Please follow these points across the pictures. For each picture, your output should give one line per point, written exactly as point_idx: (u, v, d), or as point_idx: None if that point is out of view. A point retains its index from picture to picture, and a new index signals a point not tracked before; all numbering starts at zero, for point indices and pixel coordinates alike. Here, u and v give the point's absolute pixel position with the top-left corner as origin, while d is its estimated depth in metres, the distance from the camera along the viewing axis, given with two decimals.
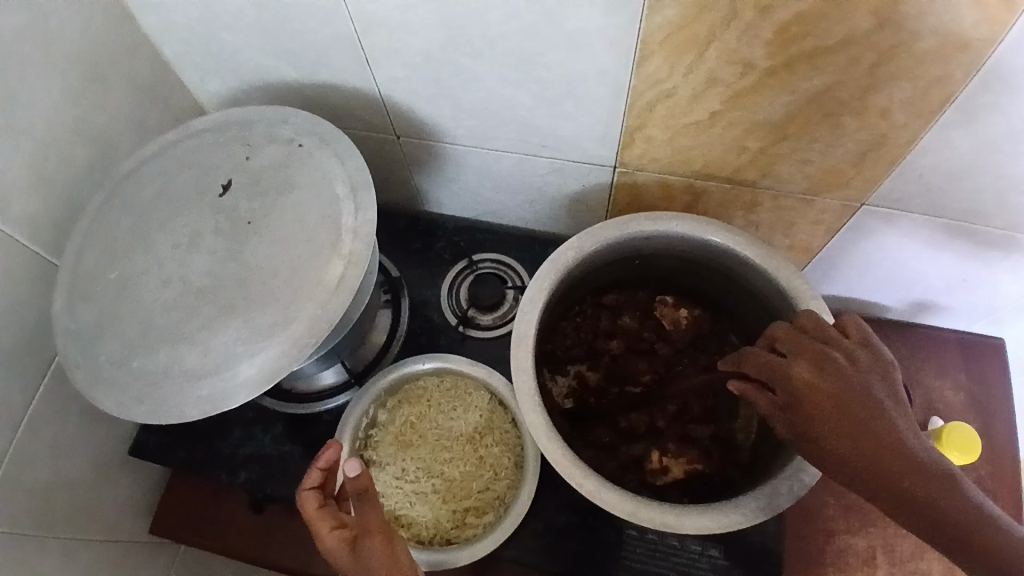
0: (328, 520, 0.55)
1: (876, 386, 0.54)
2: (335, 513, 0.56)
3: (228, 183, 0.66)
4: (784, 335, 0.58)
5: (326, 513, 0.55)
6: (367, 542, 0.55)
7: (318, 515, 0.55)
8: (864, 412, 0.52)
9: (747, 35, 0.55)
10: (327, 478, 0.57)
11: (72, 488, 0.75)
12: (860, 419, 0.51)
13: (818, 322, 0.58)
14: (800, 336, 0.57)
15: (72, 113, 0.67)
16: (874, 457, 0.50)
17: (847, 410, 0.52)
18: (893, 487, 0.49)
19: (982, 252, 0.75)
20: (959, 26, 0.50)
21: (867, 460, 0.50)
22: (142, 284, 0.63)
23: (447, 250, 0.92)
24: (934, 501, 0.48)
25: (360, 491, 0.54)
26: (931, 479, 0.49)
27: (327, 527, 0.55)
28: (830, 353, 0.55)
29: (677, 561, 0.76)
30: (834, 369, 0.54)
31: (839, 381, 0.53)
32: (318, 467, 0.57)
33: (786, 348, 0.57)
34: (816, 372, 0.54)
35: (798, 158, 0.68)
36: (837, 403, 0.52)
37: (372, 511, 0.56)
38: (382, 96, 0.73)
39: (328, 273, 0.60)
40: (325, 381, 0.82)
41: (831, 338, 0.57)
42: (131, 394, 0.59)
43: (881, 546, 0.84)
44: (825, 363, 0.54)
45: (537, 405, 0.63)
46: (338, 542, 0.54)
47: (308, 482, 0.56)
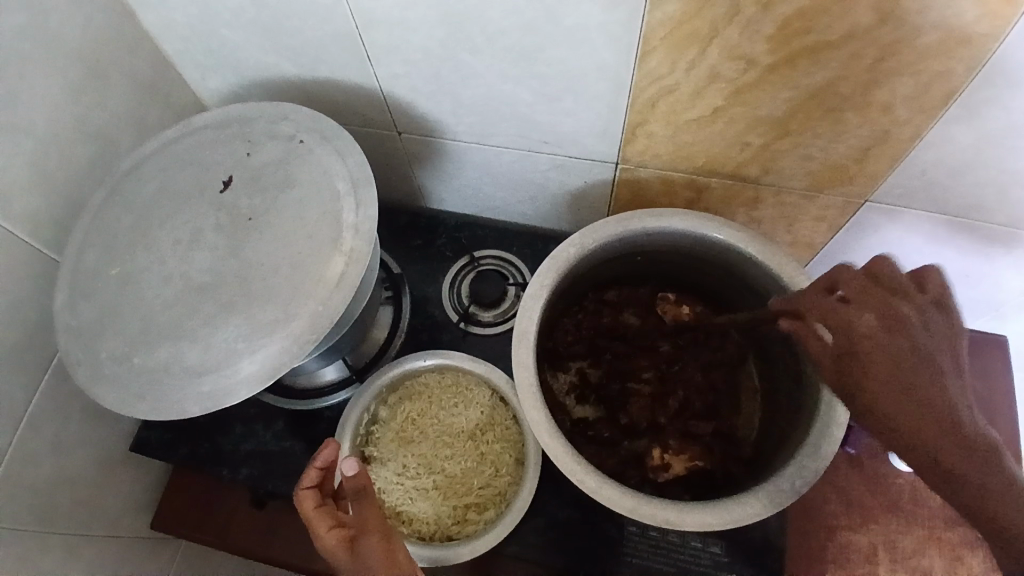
0: (326, 520, 0.55)
1: (940, 352, 0.51)
2: (333, 512, 0.56)
3: (228, 180, 0.66)
4: (851, 279, 0.55)
5: (324, 512, 0.56)
6: (365, 540, 0.55)
7: (317, 513, 0.56)
8: (915, 375, 0.50)
9: (748, 30, 0.54)
10: (324, 477, 0.58)
11: (74, 484, 0.75)
12: (913, 381, 0.50)
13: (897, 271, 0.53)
14: (868, 283, 0.54)
15: (72, 110, 0.67)
16: (916, 420, 0.49)
17: (898, 371, 0.50)
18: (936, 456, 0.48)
19: (986, 247, 0.74)
20: (963, 20, 0.50)
21: (910, 424, 0.49)
22: (143, 281, 0.63)
23: (448, 246, 0.92)
24: (966, 475, 0.48)
25: (358, 490, 0.55)
26: (970, 452, 0.48)
27: (325, 527, 0.55)
28: (898, 307, 0.52)
29: (678, 557, 0.76)
30: (897, 325, 0.51)
31: (901, 338, 0.51)
32: (316, 466, 0.57)
33: (852, 296, 0.54)
34: (876, 326, 0.52)
35: (800, 154, 0.68)
36: (893, 359, 0.50)
37: (371, 511, 0.56)
38: (383, 92, 0.73)
39: (328, 269, 0.60)
40: (327, 378, 0.82)
41: (903, 288, 0.53)
42: (132, 391, 0.59)
43: (883, 542, 0.83)
44: (890, 317, 0.51)
45: (537, 401, 0.63)
46: (336, 541, 0.54)
47: (306, 480, 0.57)
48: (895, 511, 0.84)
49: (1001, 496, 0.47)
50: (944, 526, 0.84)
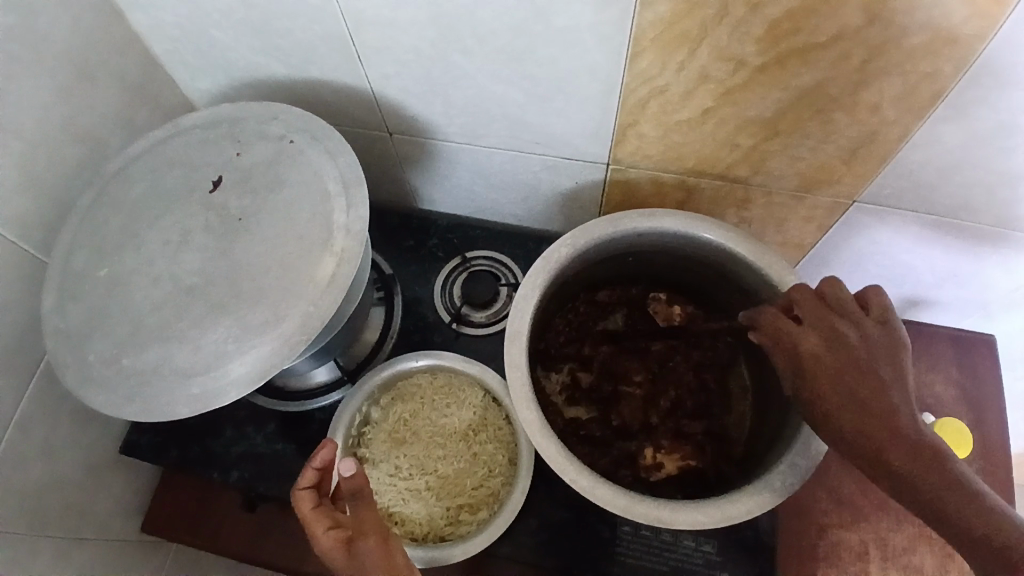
0: (324, 520, 0.56)
1: (881, 363, 0.55)
2: (330, 513, 0.57)
3: (218, 180, 0.66)
4: (804, 300, 0.60)
5: (321, 513, 0.56)
6: (361, 542, 0.54)
7: (314, 514, 0.56)
8: (853, 382, 0.54)
9: (738, 31, 0.55)
10: (323, 478, 0.58)
11: (64, 488, 0.75)
12: (852, 386, 0.54)
13: (841, 296, 0.59)
14: (817, 304, 0.60)
15: (61, 111, 0.66)
16: (855, 423, 0.53)
17: (838, 379, 0.55)
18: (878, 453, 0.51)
19: (974, 247, 0.75)
20: (949, 21, 0.50)
21: (851, 426, 0.53)
22: (131, 282, 0.62)
23: (440, 247, 0.92)
24: (907, 470, 0.50)
25: (355, 492, 0.55)
26: (910, 451, 0.50)
27: (322, 527, 0.55)
28: (837, 324, 0.57)
29: (671, 557, 0.77)
30: (838, 339, 0.57)
31: (841, 349, 0.56)
32: (314, 467, 0.58)
33: (803, 316, 0.60)
34: (819, 339, 0.57)
35: (789, 155, 0.68)
36: (833, 367, 0.56)
37: (368, 512, 0.56)
38: (374, 93, 0.73)
39: (320, 269, 0.60)
40: (318, 379, 0.82)
41: (847, 309, 0.58)
42: (120, 393, 0.59)
43: (874, 540, 0.84)
44: (828, 332, 0.57)
45: (530, 401, 0.63)
46: (333, 542, 0.54)
47: (303, 481, 0.57)
48: (885, 509, 0.85)
49: (945, 492, 0.48)
50: None
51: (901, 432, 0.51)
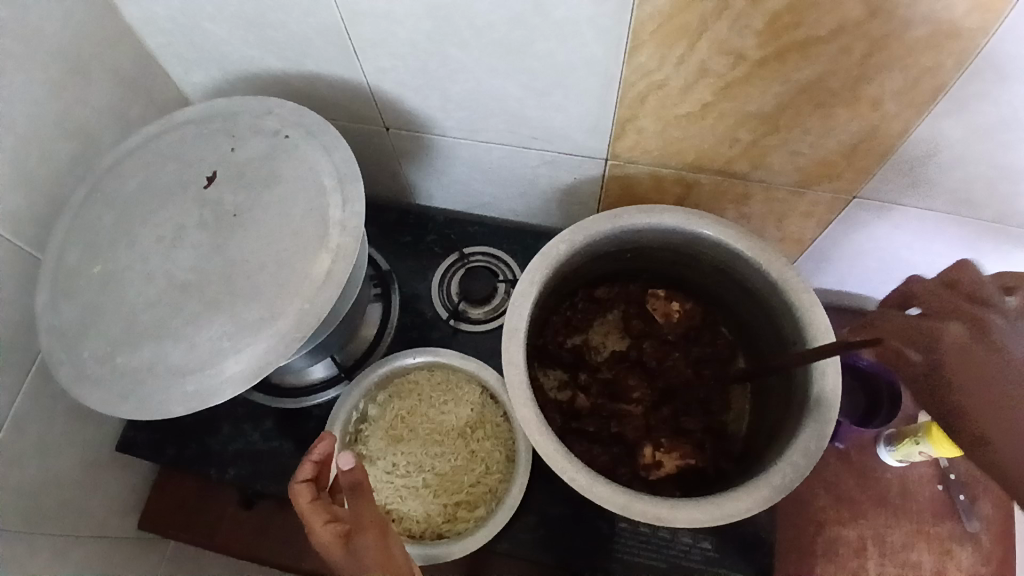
0: (322, 514, 0.55)
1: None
2: (328, 506, 0.56)
3: (212, 176, 0.65)
4: (926, 293, 0.61)
5: (319, 506, 0.55)
6: (360, 537, 0.54)
7: (312, 507, 0.55)
8: (1000, 382, 0.52)
9: (738, 24, 0.54)
10: (321, 471, 0.58)
11: (60, 486, 0.74)
12: (997, 396, 0.51)
13: (982, 288, 0.57)
14: (953, 296, 0.58)
15: (54, 106, 0.65)
16: (1001, 427, 0.51)
17: (985, 377, 0.52)
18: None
19: (974, 243, 0.74)
20: (951, 15, 0.50)
21: (994, 431, 0.52)
22: (125, 279, 0.62)
23: (438, 243, 0.91)
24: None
25: (353, 487, 0.54)
26: None
27: (320, 521, 0.54)
28: (982, 315, 0.55)
29: (670, 553, 0.76)
30: (982, 340, 0.53)
31: (982, 349, 0.53)
32: (312, 460, 0.57)
33: (933, 310, 0.59)
34: (955, 342, 0.54)
35: (789, 150, 0.68)
36: (976, 370, 0.53)
37: (366, 506, 0.55)
38: (370, 87, 0.72)
39: (315, 266, 0.60)
40: (315, 375, 0.82)
41: (988, 301, 0.56)
42: (115, 392, 0.58)
43: (872, 536, 0.84)
44: (973, 327, 0.54)
45: (527, 398, 0.63)
46: (331, 536, 0.54)
47: (300, 475, 0.56)
48: (883, 505, 0.85)
49: None
50: (932, 520, 0.84)
51: None
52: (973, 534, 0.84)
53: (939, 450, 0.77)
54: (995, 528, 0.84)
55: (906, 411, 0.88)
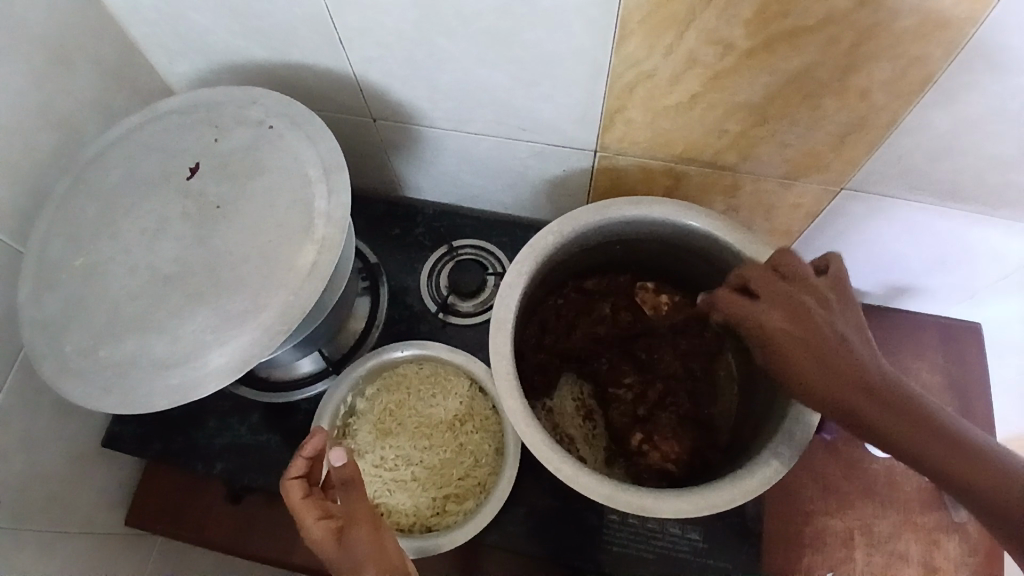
0: (314, 510, 0.56)
1: (845, 321, 0.54)
2: (320, 503, 0.56)
3: (196, 166, 0.64)
4: (755, 277, 0.58)
5: (311, 502, 0.56)
6: (353, 531, 0.54)
7: (304, 505, 0.56)
8: (824, 353, 0.52)
9: (726, 14, 0.54)
10: (313, 467, 0.58)
11: (45, 481, 0.73)
12: (826, 352, 0.52)
13: (796, 266, 0.57)
14: (773, 279, 0.57)
15: (35, 96, 0.64)
16: (834, 390, 0.52)
17: (814, 348, 0.53)
18: (864, 407, 0.50)
19: (961, 235, 0.75)
20: (940, 5, 0.49)
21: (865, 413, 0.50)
22: (108, 271, 0.61)
23: (427, 236, 0.91)
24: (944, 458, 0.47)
25: (346, 481, 0.54)
26: (906, 416, 0.49)
27: (313, 517, 0.55)
28: (796, 294, 0.55)
29: (658, 544, 0.77)
30: (799, 310, 0.54)
31: (808, 318, 0.54)
32: (303, 456, 0.57)
33: (762, 293, 0.57)
34: (783, 319, 0.54)
35: (778, 141, 0.68)
36: (808, 336, 0.53)
37: (359, 502, 0.55)
38: (356, 76, 0.71)
39: (300, 258, 0.59)
40: (303, 370, 0.81)
41: (806, 279, 0.56)
42: (97, 385, 0.58)
43: (859, 527, 0.84)
44: (791, 305, 0.55)
45: (513, 388, 0.63)
46: (323, 532, 0.54)
47: (292, 471, 0.56)
48: (871, 496, 0.85)
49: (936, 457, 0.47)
50: (919, 510, 0.85)
51: (883, 395, 0.50)
52: (961, 525, 0.84)
53: None
54: None
55: None
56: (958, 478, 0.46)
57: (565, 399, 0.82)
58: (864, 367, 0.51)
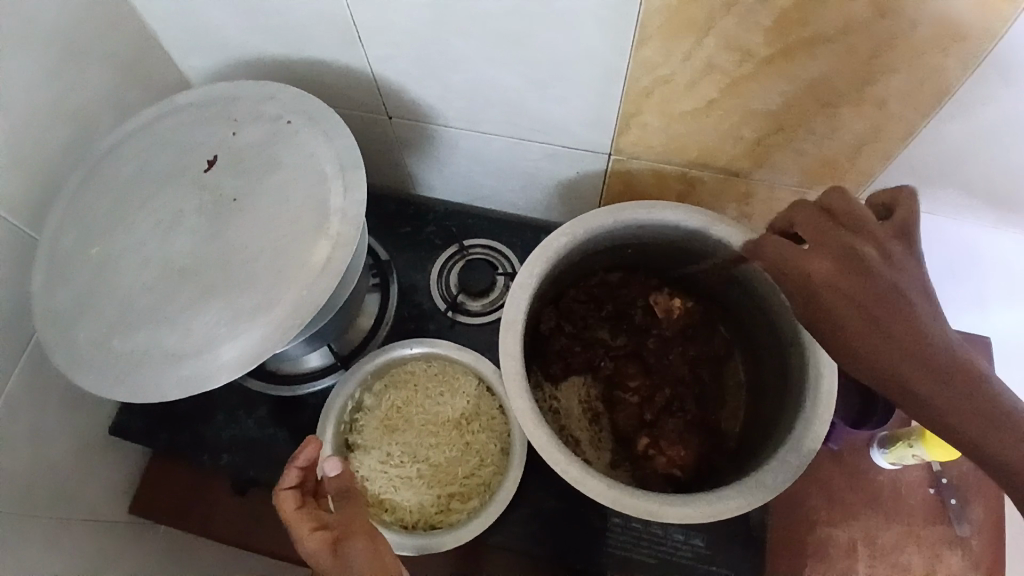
0: (308, 521, 0.55)
1: (905, 277, 0.49)
2: (314, 513, 0.56)
3: (212, 159, 0.65)
4: (807, 220, 0.54)
5: (305, 513, 0.56)
6: (350, 541, 0.55)
7: (298, 516, 0.56)
8: (876, 310, 0.49)
9: (745, 21, 0.54)
10: (306, 478, 0.58)
11: (54, 468, 0.74)
12: (877, 309, 0.49)
13: (856, 211, 0.52)
14: (830, 223, 0.52)
15: (53, 87, 0.65)
16: (880, 349, 0.48)
17: (865, 305, 0.49)
18: (907, 368, 0.47)
19: (973, 248, 0.75)
20: (961, 17, 0.49)
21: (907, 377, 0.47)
22: (122, 262, 0.61)
23: (437, 235, 0.91)
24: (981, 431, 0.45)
25: (339, 491, 0.54)
26: (952, 384, 0.46)
27: (307, 528, 0.55)
28: (853, 244, 0.50)
29: (661, 549, 0.77)
30: (854, 262, 0.50)
31: (863, 267, 0.49)
32: (296, 466, 0.57)
33: (812, 238, 0.53)
34: (833, 266, 0.50)
35: (792, 150, 0.68)
36: (858, 284, 0.49)
37: (352, 511, 0.55)
38: (372, 74, 0.71)
39: (314, 254, 0.59)
40: (311, 364, 0.82)
41: (868, 226, 0.51)
42: (110, 374, 0.58)
43: (863, 538, 0.84)
44: (844, 256, 0.50)
45: (522, 388, 0.63)
46: (320, 543, 0.54)
47: (285, 482, 0.57)
48: (875, 507, 0.85)
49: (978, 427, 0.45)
50: (923, 523, 0.85)
51: (934, 359, 0.47)
52: (964, 540, 0.84)
53: (932, 454, 0.77)
54: (987, 532, 0.85)
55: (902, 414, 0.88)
56: (969, 436, 0.45)
57: (573, 401, 0.80)
58: (911, 321, 0.48)
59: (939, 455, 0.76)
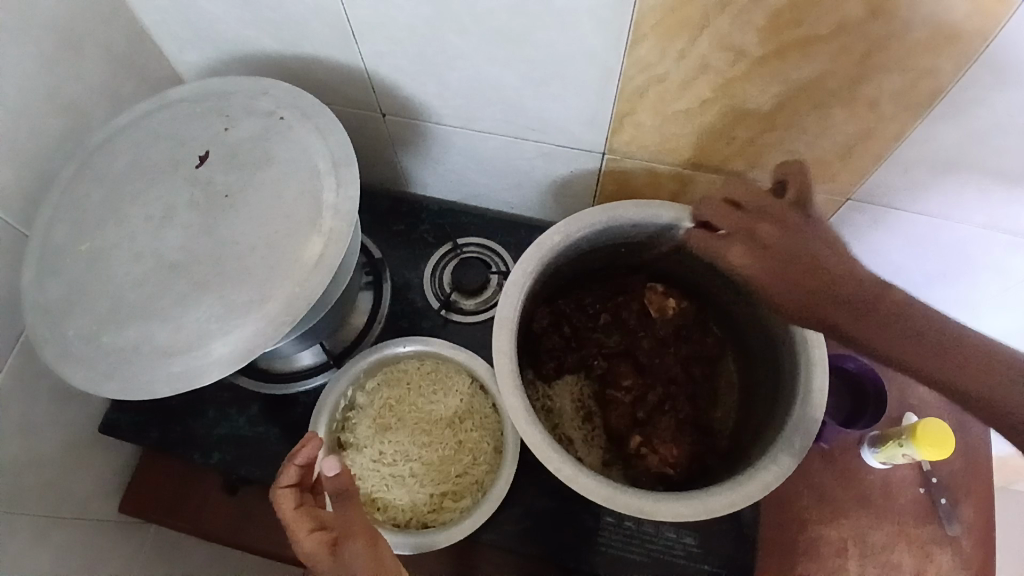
0: (306, 522, 0.56)
1: (811, 239, 0.54)
2: (312, 513, 0.56)
3: (204, 155, 0.64)
4: (720, 214, 0.61)
5: (303, 513, 0.56)
6: (347, 543, 0.54)
7: (295, 515, 0.56)
8: (795, 272, 0.53)
9: (739, 20, 0.54)
10: (305, 474, 0.58)
11: (43, 465, 0.73)
12: (796, 272, 0.53)
13: (752, 194, 0.59)
14: (738, 212, 0.59)
15: (45, 81, 0.64)
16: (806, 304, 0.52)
17: (786, 270, 0.53)
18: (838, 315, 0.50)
19: (964, 249, 0.75)
20: (953, 18, 0.50)
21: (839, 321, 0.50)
22: (113, 256, 0.61)
23: (431, 232, 0.91)
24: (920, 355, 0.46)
25: (340, 492, 0.54)
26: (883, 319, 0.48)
27: (305, 529, 0.55)
28: (754, 227, 0.57)
29: (652, 548, 0.77)
30: (759, 241, 0.57)
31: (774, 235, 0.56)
32: (296, 464, 0.57)
33: (730, 229, 0.60)
34: (746, 250, 0.57)
35: (785, 149, 0.68)
36: (771, 249, 0.55)
37: (353, 514, 0.55)
38: (366, 71, 0.71)
39: (307, 250, 0.59)
40: (303, 362, 0.82)
41: (766, 207, 0.58)
42: (100, 370, 0.58)
43: (854, 537, 0.84)
44: (752, 239, 0.57)
45: (516, 386, 0.63)
46: (317, 544, 0.54)
47: (284, 479, 0.57)
48: (866, 506, 0.85)
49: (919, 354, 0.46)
50: (913, 522, 0.85)
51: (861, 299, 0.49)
52: (954, 538, 0.85)
53: (922, 454, 0.77)
54: (975, 532, 0.85)
55: (891, 413, 0.88)
56: (916, 363, 0.46)
57: (564, 400, 0.80)
58: (822, 267, 0.52)
59: (943, 459, 0.75)
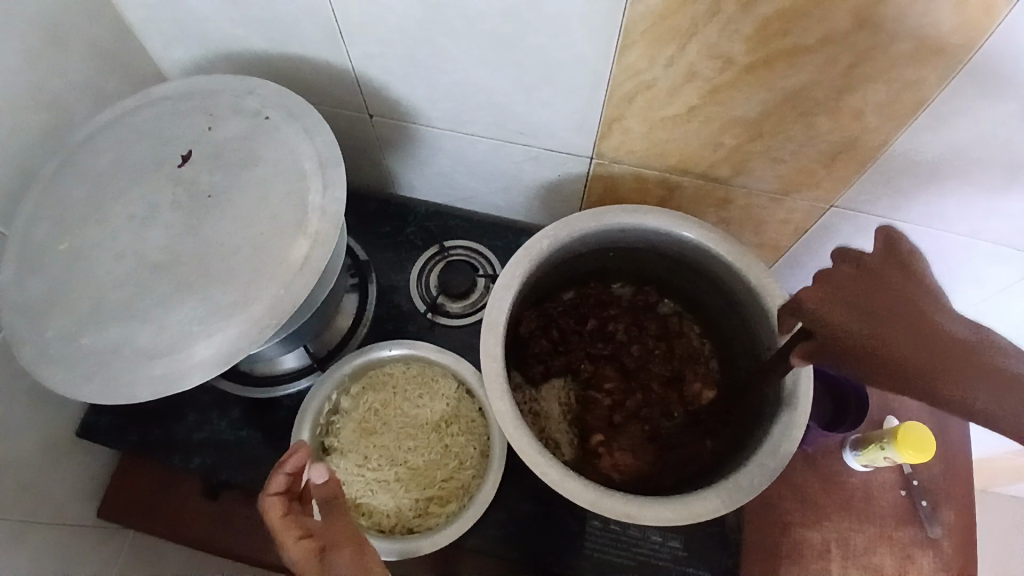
0: (293, 529, 0.55)
1: (903, 299, 0.51)
2: (299, 521, 0.55)
3: (188, 154, 0.63)
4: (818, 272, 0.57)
5: (291, 520, 0.55)
6: (335, 551, 0.53)
7: (282, 523, 0.55)
8: (873, 322, 0.51)
9: (727, 29, 0.54)
10: (293, 483, 0.58)
11: (18, 469, 0.71)
12: (877, 325, 0.51)
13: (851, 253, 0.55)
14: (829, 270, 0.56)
15: (27, 75, 0.63)
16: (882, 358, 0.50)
17: (868, 325, 0.52)
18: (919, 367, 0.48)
19: (945, 257, 0.76)
20: (938, 31, 0.51)
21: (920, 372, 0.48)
22: (95, 257, 0.60)
23: (418, 235, 0.90)
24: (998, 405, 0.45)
25: (328, 499, 0.55)
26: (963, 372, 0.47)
27: (292, 537, 0.54)
28: (845, 281, 0.55)
29: (638, 551, 0.77)
30: (843, 297, 0.54)
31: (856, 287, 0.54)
32: (284, 472, 0.57)
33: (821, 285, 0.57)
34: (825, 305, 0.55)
35: (770, 157, 0.69)
36: (850, 301, 0.53)
37: (341, 522, 0.55)
38: (354, 72, 0.70)
39: (292, 252, 0.58)
40: (286, 365, 0.80)
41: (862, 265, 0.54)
42: (79, 372, 0.56)
43: (836, 540, 0.85)
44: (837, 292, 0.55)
45: (503, 390, 0.63)
46: (305, 552, 0.53)
47: (272, 487, 0.56)
48: (848, 510, 0.86)
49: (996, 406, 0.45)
50: (894, 525, 0.86)
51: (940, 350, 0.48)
52: (935, 541, 0.86)
53: (904, 457, 0.78)
54: (954, 534, 0.86)
55: (873, 417, 0.90)
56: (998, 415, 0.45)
57: (552, 403, 0.80)
58: (903, 318, 0.50)
59: (923, 462, 0.75)
